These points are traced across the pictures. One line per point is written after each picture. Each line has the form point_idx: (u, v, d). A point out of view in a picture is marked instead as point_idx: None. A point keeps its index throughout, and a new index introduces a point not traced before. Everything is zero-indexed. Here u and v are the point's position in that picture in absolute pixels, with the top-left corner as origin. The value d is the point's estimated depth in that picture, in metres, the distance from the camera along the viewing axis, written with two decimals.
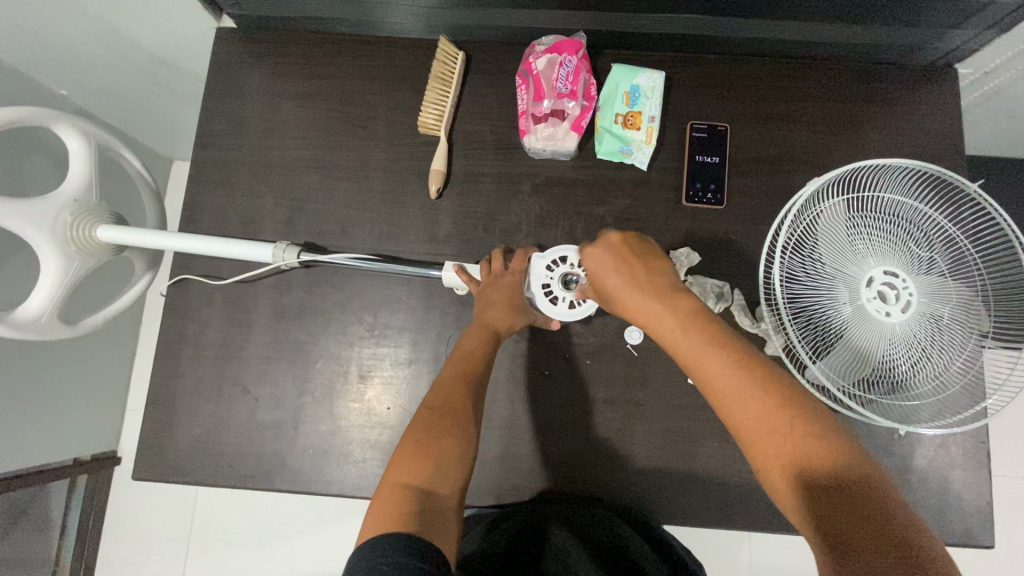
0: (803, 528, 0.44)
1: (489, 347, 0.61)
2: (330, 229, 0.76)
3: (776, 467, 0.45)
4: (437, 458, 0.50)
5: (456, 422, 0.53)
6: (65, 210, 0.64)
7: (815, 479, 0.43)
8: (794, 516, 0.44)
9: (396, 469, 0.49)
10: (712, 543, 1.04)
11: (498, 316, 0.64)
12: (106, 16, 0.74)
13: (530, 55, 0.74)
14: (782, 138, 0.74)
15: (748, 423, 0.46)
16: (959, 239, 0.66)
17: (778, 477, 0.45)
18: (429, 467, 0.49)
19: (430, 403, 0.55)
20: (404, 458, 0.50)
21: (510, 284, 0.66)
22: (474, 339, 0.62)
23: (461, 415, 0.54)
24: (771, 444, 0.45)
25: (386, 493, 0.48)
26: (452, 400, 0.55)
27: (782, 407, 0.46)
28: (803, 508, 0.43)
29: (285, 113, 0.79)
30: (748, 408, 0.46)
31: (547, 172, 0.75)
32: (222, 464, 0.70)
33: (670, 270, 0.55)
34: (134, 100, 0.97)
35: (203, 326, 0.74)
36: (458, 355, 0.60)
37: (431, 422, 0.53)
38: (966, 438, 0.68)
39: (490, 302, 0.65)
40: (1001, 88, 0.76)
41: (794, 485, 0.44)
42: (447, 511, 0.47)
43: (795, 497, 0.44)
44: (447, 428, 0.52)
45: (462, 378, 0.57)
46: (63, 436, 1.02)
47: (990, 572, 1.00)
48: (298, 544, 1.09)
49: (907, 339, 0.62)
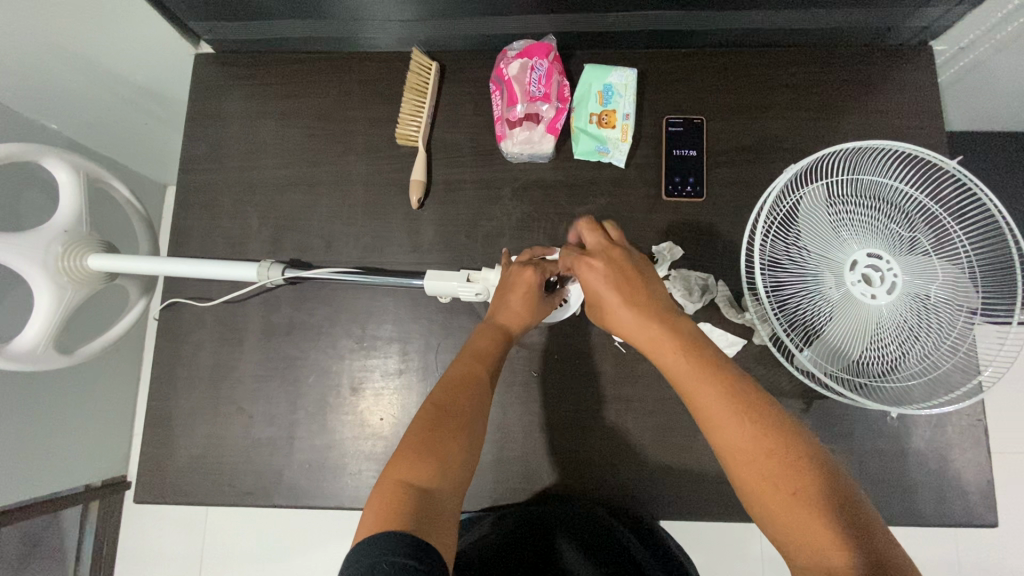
0: (793, 547, 0.42)
1: (499, 350, 0.59)
2: (315, 245, 0.77)
3: (768, 485, 0.44)
4: (443, 457, 0.48)
5: (463, 424, 0.51)
6: (57, 242, 0.66)
7: (810, 494, 0.42)
8: (785, 536, 0.43)
9: (401, 464, 0.47)
10: (720, 538, 1.03)
11: (510, 317, 0.61)
12: (86, 48, 0.76)
13: (502, 62, 0.74)
14: (758, 127, 0.74)
15: (732, 439, 0.45)
16: (942, 217, 0.65)
17: (770, 494, 0.43)
18: (433, 465, 0.47)
19: (436, 400, 0.53)
20: (410, 454, 0.48)
21: (527, 282, 0.61)
22: (486, 339, 0.59)
23: (467, 413, 0.52)
24: (762, 459, 0.44)
25: (386, 488, 0.46)
26: (459, 399, 0.53)
27: (770, 426, 0.45)
28: (799, 525, 0.42)
29: (266, 133, 0.80)
30: (733, 422, 0.46)
31: (526, 176, 0.75)
32: (220, 484, 0.71)
33: (665, 292, 0.54)
34: (123, 129, 0.99)
35: (196, 348, 0.75)
36: (467, 354, 0.58)
37: (436, 419, 0.51)
38: (962, 416, 0.68)
39: (506, 301, 0.61)
40: (978, 62, 0.76)
41: (790, 502, 0.43)
42: (448, 512, 0.46)
43: (791, 511, 0.42)
44: (452, 431, 0.50)
45: (468, 382, 0.55)
46: (71, 464, 1.04)
47: (998, 552, 0.98)
48: (308, 558, 1.09)
49: (895, 320, 0.62)
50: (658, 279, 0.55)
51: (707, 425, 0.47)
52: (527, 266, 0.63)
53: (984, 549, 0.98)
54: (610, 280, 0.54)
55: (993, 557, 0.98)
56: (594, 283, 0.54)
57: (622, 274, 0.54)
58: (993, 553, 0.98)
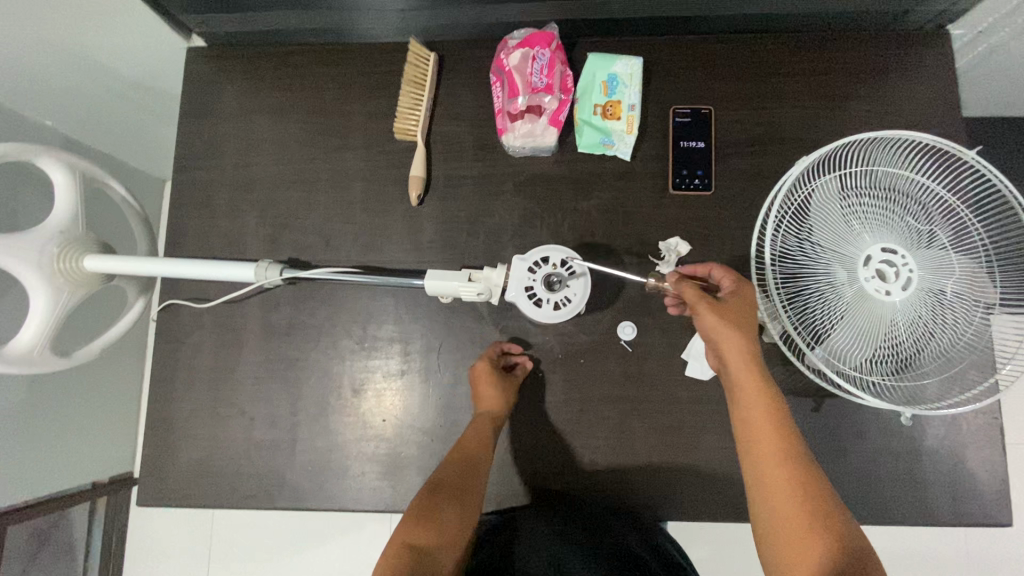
0: (778, 544, 0.49)
1: (487, 436, 0.63)
2: (314, 243, 0.75)
3: (781, 489, 0.50)
4: (442, 522, 0.53)
5: (465, 496, 0.56)
6: (52, 242, 0.65)
7: (814, 503, 0.49)
8: (774, 532, 0.49)
9: (405, 526, 0.52)
10: (726, 534, 1.02)
11: (488, 405, 0.65)
12: (76, 42, 0.74)
13: (502, 51, 0.72)
14: (769, 116, 0.72)
15: (762, 442, 0.53)
16: (959, 209, 0.63)
17: (787, 492, 0.50)
18: (434, 527, 0.52)
19: (437, 476, 0.58)
20: (412, 517, 0.52)
21: (487, 370, 0.66)
22: (475, 429, 0.63)
23: (465, 489, 0.57)
24: (783, 465, 0.51)
25: (391, 549, 0.50)
26: (457, 474, 0.58)
27: (792, 442, 0.52)
28: (795, 525, 0.48)
29: (261, 129, 0.78)
30: (772, 440, 0.52)
31: (529, 170, 0.73)
32: (222, 487, 0.70)
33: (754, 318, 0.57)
34: (117, 124, 0.97)
35: (195, 349, 0.74)
36: (463, 441, 0.63)
37: (437, 491, 0.56)
38: (978, 415, 0.66)
39: (477, 394, 0.65)
40: (998, 46, 0.73)
41: (793, 506, 0.49)
42: None
43: (791, 512, 0.49)
44: (453, 501, 0.55)
45: (467, 462, 0.60)
46: (75, 462, 1.04)
47: (1007, 548, 0.97)
48: (313, 554, 1.09)
49: (909, 317, 0.60)
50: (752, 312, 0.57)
51: (744, 425, 0.54)
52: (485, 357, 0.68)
53: (993, 543, 0.98)
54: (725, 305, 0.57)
55: (1002, 552, 0.97)
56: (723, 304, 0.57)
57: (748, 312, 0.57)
58: (1001, 549, 0.97)
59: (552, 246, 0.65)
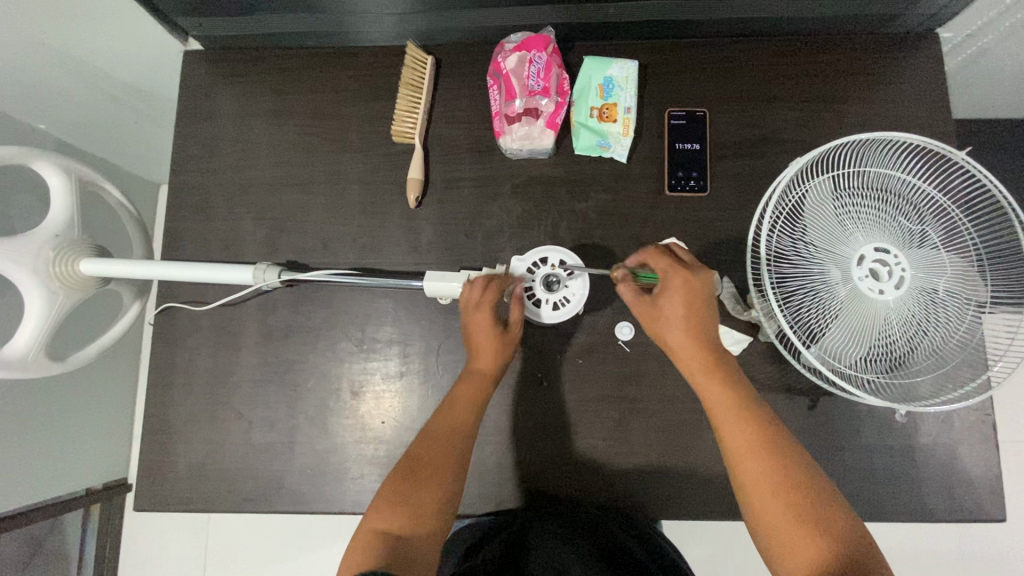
0: (767, 539, 0.49)
1: (479, 394, 0.61)
2: (312, 246, 0.75)
3: (762, 485, 0.50)
4: (416, 504, 0.52)
5: (439, 471, 0.55)
6: (48, 246, 0.64)
7: (797, 494, 0.49)
8: (761, 527, 0.50)
9: (376, 514, 0.52)
10: (723, 533, 1.03)
11: (481, 358, 0.62)
12: (72, 46, 0.74)
13: (499, 54, 0.72)
14: (762, 118, 0.73)
15: (737, 438, 0.53)
16: (950, 209, 0.64)
17: (769, 487, 0.50)
18: (405, 513, 0.51)
19: (413, 451, 0.57)
20: (383, 504, 0.52)
21: (484, 321, 0.62)
22: (466, 386, 0.61)
23: (440, 466, 0.55)
24: (762, 461, 0.51)
25: (362, 537, 0.50)
26: (433, 450, 0.56)
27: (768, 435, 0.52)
28: (784, 520, 0.49)
29: (258, 132, 0.78)
30: (744, 433, 0.53)
31: (526, 172, 0.74)
32: (220, 491, 0.70)
33: (710, 308, 0.58)
34: (112, 128, 0.96)
35: (192, 353, 0.74)
36: (451, 400, 0.61)
37: (413, 468, 0.55)
38: (971, 412, 0.67)
39: (476, 346, 0.63)
40: (986, 49, 0.74)
41: (776, 501, 0.49)
42: (419, 557, 0.49)
43: (775, 507, 0.49)
44: (426, 478, 0.54)
45: (449, 430, 0.58)
46: (69, 468, 1.03)
47: (1001, 544, 0.98)
48: (310, 558, 1.09)
49: (902, 315, 0.61)
50: (708, 300, 0.58)
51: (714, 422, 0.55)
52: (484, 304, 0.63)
53: (988, 539, 0.99)
54: (676, 299, 0.57)
55: (997, 548, 0.98)
56: (671, 299, 0.57)
57: (690, 301, 0.57)
58: (996, 545, 0.98)
59: (558, 249, 0.69)
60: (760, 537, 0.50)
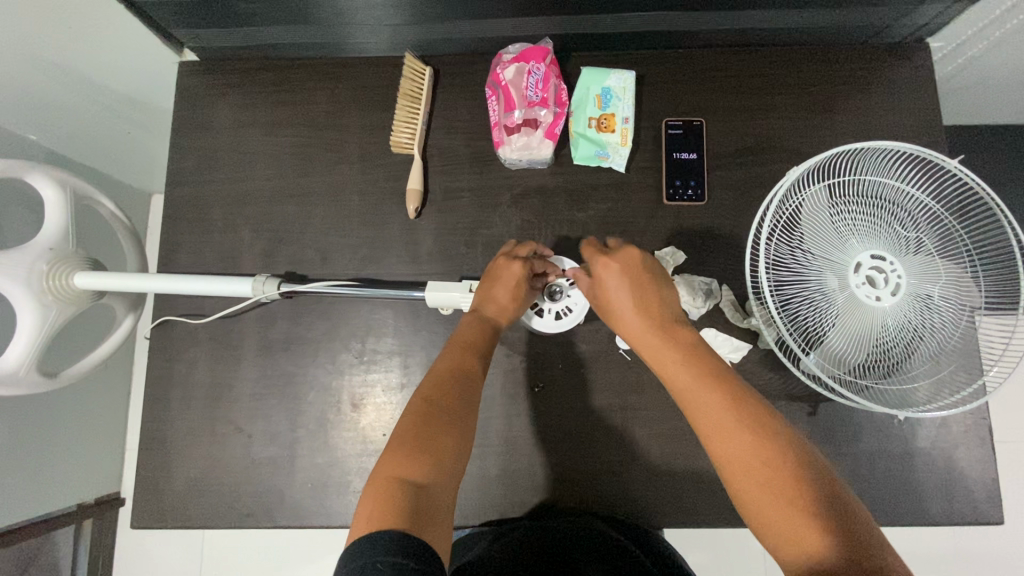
0: (767, 536, 0.44)
1: (482, 339, 0.59)
2: (311, 257, 0.75)
3: (751, 477, 0.46)
4: (434, 452, 0.47)
5: (455, 417, 0.51)
6: (42, 259, 0.64)
7: (793, 483, 0.44)
8: (761, 524, 0.45)
9: (387, 462, 0.46)
10: (724, 538, 1.03)
11: (496, 309, 0.61)
12: (65, 57, 0.73)
13: (497, 65, 0.73)
14: (757, 127, 0.74)
15: (719, 426, 0.48)
16: (943, 216, 0.65)
17: (758, 478, 0.45)
18: (426, 460, 0.47)
19: (425, 393, 0.52)
20: (398, 449, 0.47)
21: (514, 274, 0.62)
22: (470, 329, 0.59)
23: (456, 412, 0.51)
24: (749, 449, 0.47)
25: (375, 487, 0.45)
26: (446, 393, 0.52)
27: (754, 420, 0.48)
28: (780, 514, 0.44)
29: (255, 142, 0.78)
30: (726, 418, 0.48)
31: (525, 182, 0.74)
32: (220, 506, 0.69)
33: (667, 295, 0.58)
34: (105, 138, 0.95)
35: (190, 366, 0.73)
36: (455, 344, 0.58)
37: (425, 413, 0.50)
38: (967, 415, 0.68)
39: (490, 291, 0.62)
40: (975, 58, 0.76)
41: (769, 493, 0.45)
42: (443, 505, 0.45)
43: (768, 501, 0.45)
44: (443, 425, 0.49)
45: (449, 372, 0.54)
46: (62, 483, 1.01)
47: (998, 543, 1.00)
48: (309, 569, 1.08)
49: (899, 322, 0.62)
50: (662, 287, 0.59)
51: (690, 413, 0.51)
52: (515, 259, 0.63)
53: (984, 539, 1.00)
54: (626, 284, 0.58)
55: (993, 547, 1.00)
56: (614, 287, 0.58)
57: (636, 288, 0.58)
58: (993, 544, 1.00)
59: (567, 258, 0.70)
60: (760, 534, 0.45)
